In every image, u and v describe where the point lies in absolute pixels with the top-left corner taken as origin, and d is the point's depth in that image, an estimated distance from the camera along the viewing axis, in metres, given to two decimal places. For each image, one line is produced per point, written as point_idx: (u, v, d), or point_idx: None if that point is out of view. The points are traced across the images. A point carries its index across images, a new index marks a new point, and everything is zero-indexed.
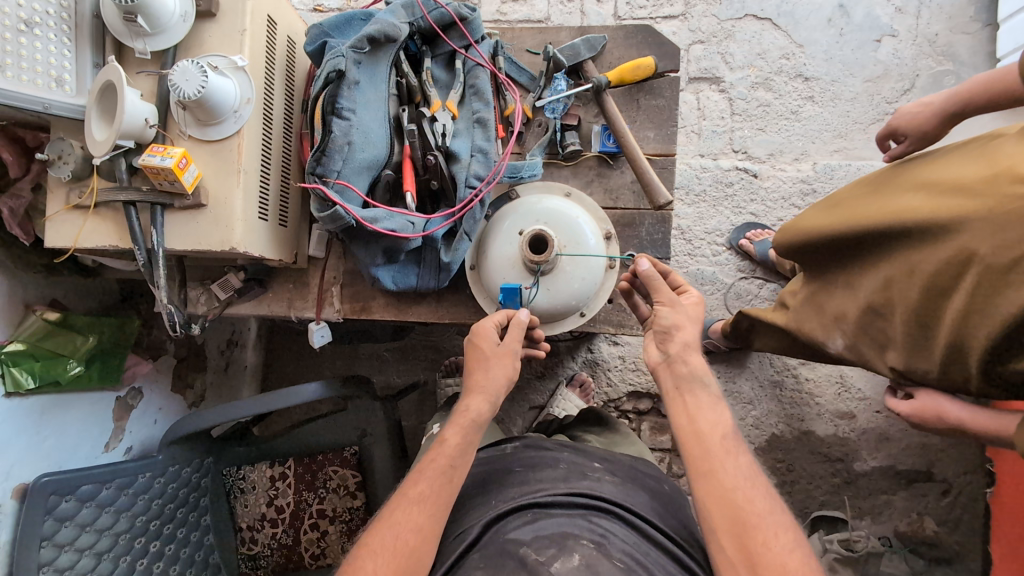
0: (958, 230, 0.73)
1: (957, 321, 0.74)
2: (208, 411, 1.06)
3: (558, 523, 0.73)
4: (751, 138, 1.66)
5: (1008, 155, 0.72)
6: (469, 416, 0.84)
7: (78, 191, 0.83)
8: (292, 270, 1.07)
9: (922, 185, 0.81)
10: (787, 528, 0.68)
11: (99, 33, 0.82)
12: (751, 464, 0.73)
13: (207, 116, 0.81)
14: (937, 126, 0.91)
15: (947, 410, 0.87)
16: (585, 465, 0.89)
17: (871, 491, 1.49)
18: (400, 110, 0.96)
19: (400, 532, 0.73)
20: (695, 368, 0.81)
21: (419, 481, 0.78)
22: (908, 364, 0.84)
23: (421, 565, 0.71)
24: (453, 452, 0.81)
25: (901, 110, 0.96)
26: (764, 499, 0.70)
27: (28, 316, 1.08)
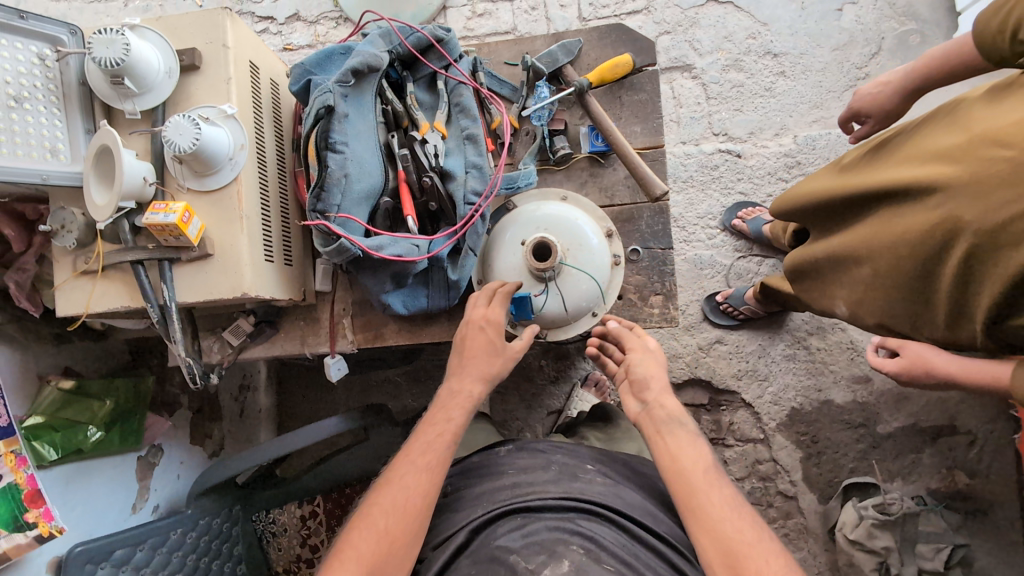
0: (939, 195, 0.74)
1: (955, 287, 0.75)
2: (232, 459, 1.05)
3: (547, 528, 0.76)
4: (730, 119, 1.68)
5: (982, 120, 0.73)
6: (460, 415, 0.88)
7: (84, 257, 0.83)
8: (301, 308, 1.07)
9: (911, 151, 0.82)
10: (778, 556, 0.71)
11: (88, 100, 0.83)
12: (729, 488, 0.78)
13: (203, 167, 0.82)
14: (896, 103, 0.93)
15: (932, 360, 1.03)
16: (578, 466, 0.90)
17: (899, 452, 1.49)
18: (389, 137, 0.97)
19: (407, 494, 0.79)
20: (670, 412, 0.85)
21: (404, 492, 0.80)
22: (914, 328, 0.84)
23: (417, 527, 0.78)
24: (458, 429, 0.87)
25: (861, 92, 0.98)
26: (749, 522, 0.74)
27: (43, 388, 1.08)
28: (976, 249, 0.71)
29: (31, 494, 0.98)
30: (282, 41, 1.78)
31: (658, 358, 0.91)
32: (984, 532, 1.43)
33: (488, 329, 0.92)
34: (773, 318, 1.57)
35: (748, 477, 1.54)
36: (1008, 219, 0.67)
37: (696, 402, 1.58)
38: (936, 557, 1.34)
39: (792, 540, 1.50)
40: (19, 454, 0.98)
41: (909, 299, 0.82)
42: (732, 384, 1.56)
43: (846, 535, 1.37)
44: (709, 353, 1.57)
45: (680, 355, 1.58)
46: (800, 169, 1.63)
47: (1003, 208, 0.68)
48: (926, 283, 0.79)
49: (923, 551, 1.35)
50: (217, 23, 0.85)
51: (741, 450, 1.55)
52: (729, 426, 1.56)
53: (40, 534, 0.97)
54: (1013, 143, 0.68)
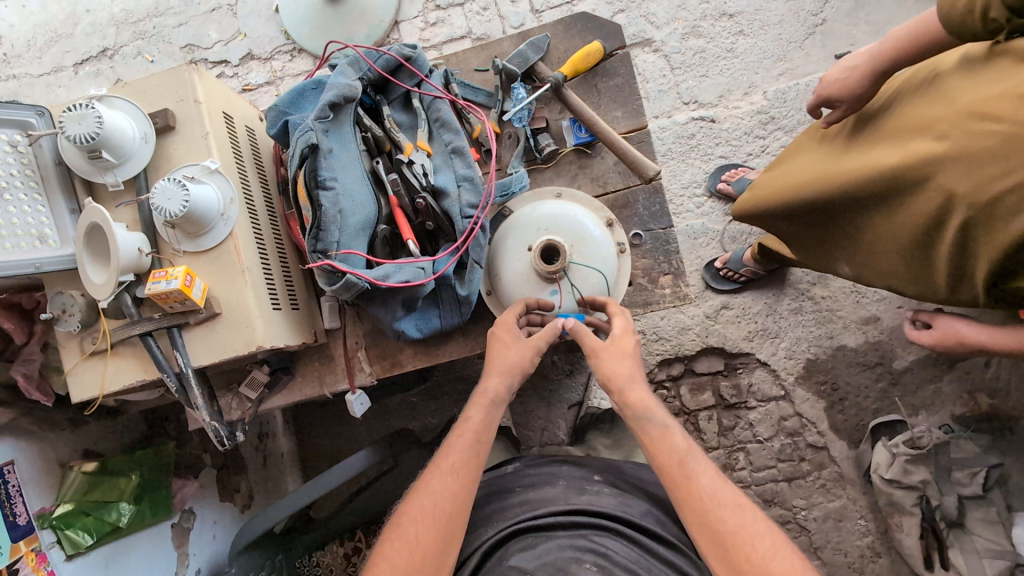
0: (932, 173, 0.74)
1: (955, 257, 0.77)
2: (264, 511, 1.02)
3: (559, 546, 0.75)
4: (698, 86, 1.68)
5: (965, 93, 0.73)
6: (471, 427, 0.85)
7: (91, 337, 0.81)
8: (314, 349, 1.06)
9: (896, 125, 0.81)
10: (765, 534, 0.72)
11: (67, 179, 0.81)
12: (713, 475, 0.78)
13: (196, 227, 0.80)
14: (867, 87, 0.86)
15: (964, 332, 0.95)
16: (584, 478, 0.90)
17: (919, 385, 1.50)
18: (374, 163, 0.96)
19: (436, 496, 0.78)
20: (636, 407, 0.85)
21: (418, 523, 0.76)
22: (920, 290, 0.87)
23: (452, 532, 0.76)
24: (479, 426, 0.86)
25: (826, 77, 0.91)
26: (736, 509, 0.75)
27: (66, 475, 1.06)
28: (974, 221, 0.72)
29: None
30: (240, 83, 1.77)
31: (620, 346, 0.90)
32: (1015, 449, 1.44)
33: (502, 328, 0.92)
34: (774, 275, 1.57)
35: (776, 435, 1.55)
36: (1004, 191, 0.68)
37: (712, 370, 1.58)
38: (974, 482, 1.33)
39: (828, 490, 1.51)
40: (39, 552, 0.95)
41: (914, 264, 0.84)
42: (745, 346, 1.57)
43: (883, 475, 1.38)
44: (718, 320, 1.58)
45: (689, 327, 1.59)
46: (775, 124, 1.64)
47: (1000, 180, 0.68)
48: (928, 250, 0.81)
49: (959, 478, 1.34)
50: (184, 79, 0.83)
51: (764, 409, 1.56)
52: (749, 388, 1.57)
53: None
54: (1004, 116, 0.67)
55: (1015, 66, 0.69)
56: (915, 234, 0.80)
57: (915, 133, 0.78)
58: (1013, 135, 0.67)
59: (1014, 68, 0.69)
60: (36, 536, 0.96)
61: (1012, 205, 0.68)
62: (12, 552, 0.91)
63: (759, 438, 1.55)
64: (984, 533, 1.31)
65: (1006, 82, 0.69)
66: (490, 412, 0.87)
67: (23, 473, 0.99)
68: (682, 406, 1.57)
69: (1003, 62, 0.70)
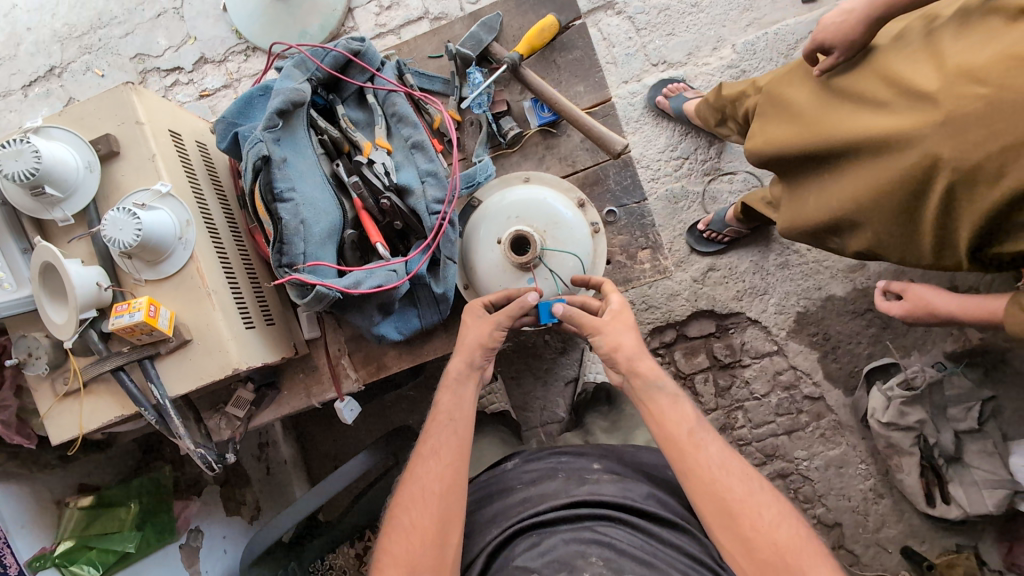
0: (920, 136, 0.76)
1: (939, 221, 0.80)
2: (272, 522, 1.03)
3: (563, 541, 0.75)
4: (665, 46, 1.65)
5: (957, 54, 0.74)
6: (442, 411, 0.87)
7: (62, 377, 0.80)
8: (297, 361, 1.04)
9: (879, 88, 0.82)
10: (770, 503, 0.74)
11: (14, 219, 0.79)
12: (720, 446, 0.79)
13: (154, 254, 0.78)
14: (863, 33, 0.83)
15: (935, 302, 1.05)
16: (583, 468, 0.90)
17: (909, 326, 1.51)
18: (334, 167, 0.93)
19: (427, 484, 0.80)
20: (646, 376, 0.84)
21: (410, 512, 0.78)
22: (902, 254, 0.90)
23: (450, 515, 0.78)
24: (450, 407, 0.87)
25: (824, 22, 0.88)
26: (744, 478, 0.76)
27: (63, 512, 1.07)
28: (958, 185, 0.75)
29: None
30: (196, 89, 1.70)
31: (621, 320, 0.88)
32: (1008, 380, 1.45)
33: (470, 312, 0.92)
34: (758, 233, 1.56)
35: (772, 390, 1.55)
36: (987, 156, 0.71)
37: (705, 333, 1.58)
38: (968, 417, 1.35)
39: (828, 438, 1.52)
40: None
41: (897, 231, 0.87)
42: (735, 306, 1.57)
43: (879, 419, 1.39)
44: (706, 283, 1.57)
45: (678, 293, 1.58)
46: (747, 77, 1.60)
47: (983, 146, 0.71)
48: (910, 217, 0.84)
49: (954, 414, 1.36)
50: (123, 100, 0.80)
51: (759, 366, 1.56)
52: (742, 346, 1.57)
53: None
54: (989, 79, 0.69)
55: (1007, 24, 0.70)
56: (901, 201, 0.82)
57: (901, 98, 0.79)
58: (997, 98, 0.69)
59: (1006, 26, 0.70)
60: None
61: (996, 167, 0.71)
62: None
63: (756, 395, 1.56)
64: (984, 465, 1.33)
65: (999, 41, 0.70)
66: (460, 391, 0.88)
67: (6, 526, 0.96)
68: (678, 371, 1.58)
69: (994, 21, 0.71)
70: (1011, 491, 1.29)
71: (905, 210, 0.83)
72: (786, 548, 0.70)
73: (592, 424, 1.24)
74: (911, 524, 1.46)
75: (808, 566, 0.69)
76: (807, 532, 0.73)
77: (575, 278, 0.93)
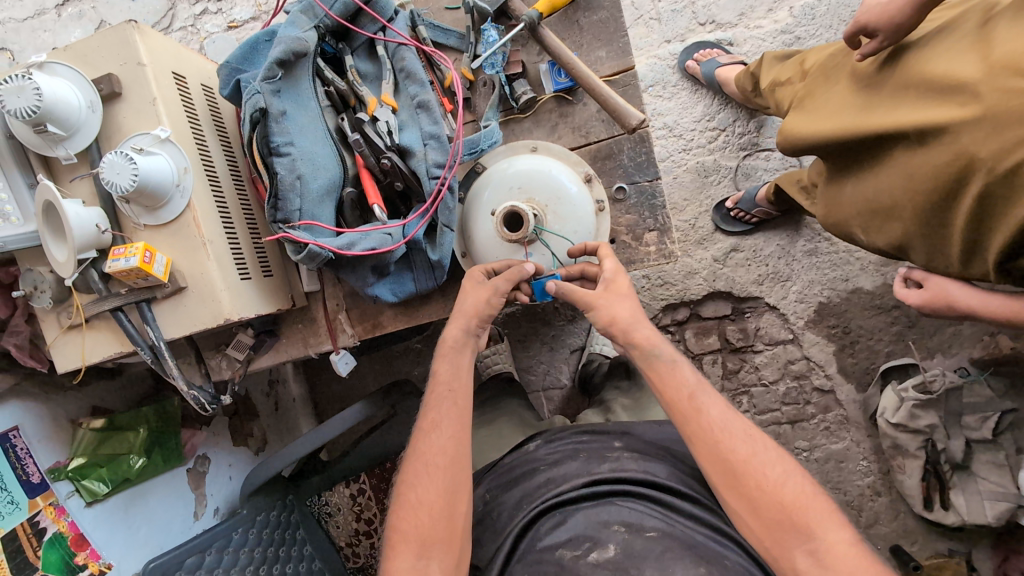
0: (956, 131, 0.71)
1: (968, 228, 0.76)
2: (271, 457, 1.10)
3: (585, 518, 0.76)
4: (715, 4, 1.53)
5: (1005, 46, 0.67)
6: (441, 380, 0.87)
7: (66, 312, 0.84)
8: (296, 311, 1.06)
9: (919, 79, 0.77)
10: (777, 461, 0.73)
11: (22, 154, 0.80)
12: (722, 409, 0.77)
13: (152, 201, 0.79)
14: (910, 15, 0.76)
15: (953, 294, 0.93)
16: (604, 446, 0.89)
17: (936, 328, 1.44)
18: (339, 121, 0.91)
19: (431, 458, 0.80)
20: (643, 344, 0.83)
21: (417, 485, 0.79)
22: (931, 261, 0.86)
23: (458, 480, 0.79)
24: (447, 378, 0.87)
25: (868, 4, 0.81)
26: (746, 439, 0.74)
27: (77, 431, 1.13)
28: (991, 191, 0.70)
29: (76, 540, 1.03)
30: (224, 20, 1.65)
31: (613, 289, 0.87)
32: None
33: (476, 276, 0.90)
34: (788, 216, 1.49)
35: (782, 378, 1.52)
36: (1021, 162, 0.66)
37: (719, 314, 1.54)
38: (983, 427, 1.28)
39: (832, 432, 1.49)
40: (58, 505, 1.03)
41: (925, 234, 0.83)
42: (754, 290, 1.51)
43: (888, 420, 1.35)
44: (726, 264, 1.52)
45: (697, 271, 1.53)
46: (800, 45, 1.48)
47: (1016, 151, 0.66)
48: (940, 226, 0.80)
49: (969, 422, 1.29)
50: (126, 40, 0.79)
51: (771, 353, 1.52)
52: (756, 331, 1.53)
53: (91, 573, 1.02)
54: None
55: None
56: (932, 201, 0.78)
57: (940, 91, 0.74)
58: None
59: None
60: (52, 491, 1.04)
61: None
62: (31, 506, 1.00)
63: (764, 381, 1.53)
64: (990, 476, 1.28)
65: None
66: (456, 360, 0.88)
67: (29, 438, 1.04)
68: (687, 349, 1.55)
69: None
70: (1013, 505, 1.25)
71: (935, 212, 0.79)
72: (793, 505, 0.69)
73: (614, 402, 1.16)
74: (905, 524, 1.44)
75: (817, 523, 0.68)
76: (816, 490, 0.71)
77: (574, 248, 0.90)
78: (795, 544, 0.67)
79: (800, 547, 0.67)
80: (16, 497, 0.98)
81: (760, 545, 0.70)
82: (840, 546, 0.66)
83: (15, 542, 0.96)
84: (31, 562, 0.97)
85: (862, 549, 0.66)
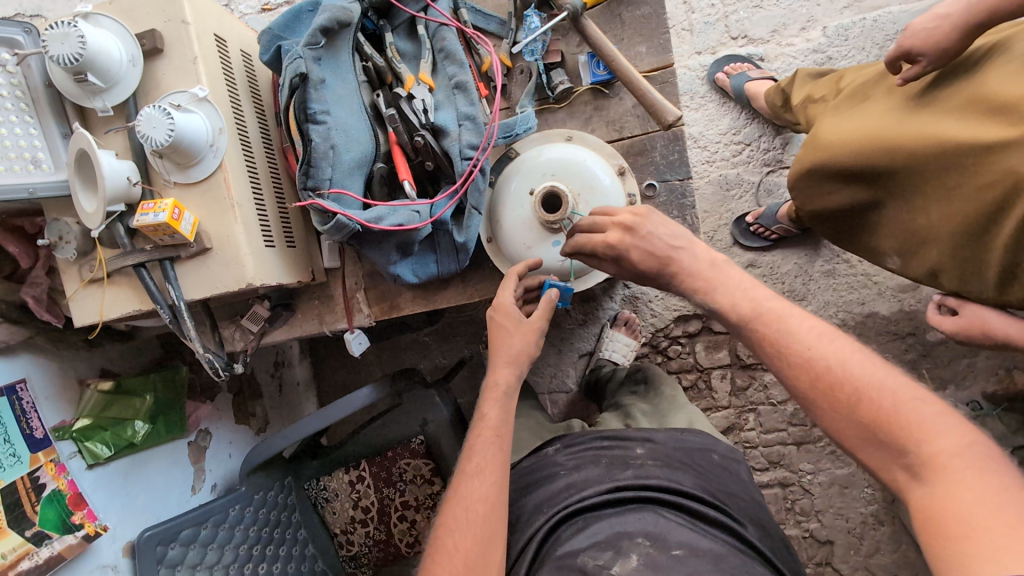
0: (1004, 152, 0.71)
1: (1009, 249, 0.75)
2: (273, 437, 1.07)
3: (609, 524, 0.73)
4: (749, 19, 1.53)
5: None
6: (489, 426, 0.84)
7: (88, 265, 0.84)
8: (314, 287, 1.05)
9: (970, 102, 0.76)
10: (858, 371, 0.60)
11: (58, 102, 0.80)
12: (784, 335, 0.66)
13: (184, 158, 0.78)
14: (957, 39, 0.77)
15: (991, 323, 0.92)
16: (626, 452, 0.87)
17: (951, 358, 1.40)
18: (375, 97, 0.91)
19: (472, 505, 0.76)
20: None
21: (455, 532, 0.74)
22: (963, 286, 0.87)
23: (497, 533, 0.74)
24: (496, 423, 0.85)
25: (912, 26, 0.81)
26: (815, 354, 0.63)
27: (84, 392, 1.11)
28: None
29: (73, 498, 1.01)
30: (259, 2, 1.65)
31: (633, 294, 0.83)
32: None
33: (498, 317, 0.90)
34: (808, 235, 1.47)
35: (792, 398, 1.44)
36: None
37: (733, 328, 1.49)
38: None
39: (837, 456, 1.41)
40: (58, 462, 1.01)
41: (958, 260, 0.84)
42: None
43: None
44: (741, 279, 1.50)
45: None
46: (831, 64, 1.47)
47: None
48: (978, 249, 0.80)
49: None
50: None
51: None
52: None
53: (88, 533, 1.00)
54: None
55: None
56: (967, 222, 0.78)
57: (991, 112, 0.73)
58: None
59: None
60: (56, 449, 1.02)
61: None
62: (31, 462, 0.97)
63: (774, 400, 1.45)
64: None
65: None
66: None
67: (34, 392, 1.02)
68: (695, 363, 1.49)
69: None
70: None
71: (974, 237, 0.79)
72: (879, 421, 0.58)
73: (633, 407, 1.12)
74: (906, 556, 1.38)
75: (915, 434, 0.56)
76: (911, 392, 0.58)
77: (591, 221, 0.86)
78: (890, 458, 0.57)
79: (895, 463, 0.57)
80: (19, 450, 0.95)
81: (870, 470, 0.60)
82: (945, 457, 0.54)
83: (15, 495, 0.92)
84: (30, 517, 0.93)
85: (978, 458, 0.53)
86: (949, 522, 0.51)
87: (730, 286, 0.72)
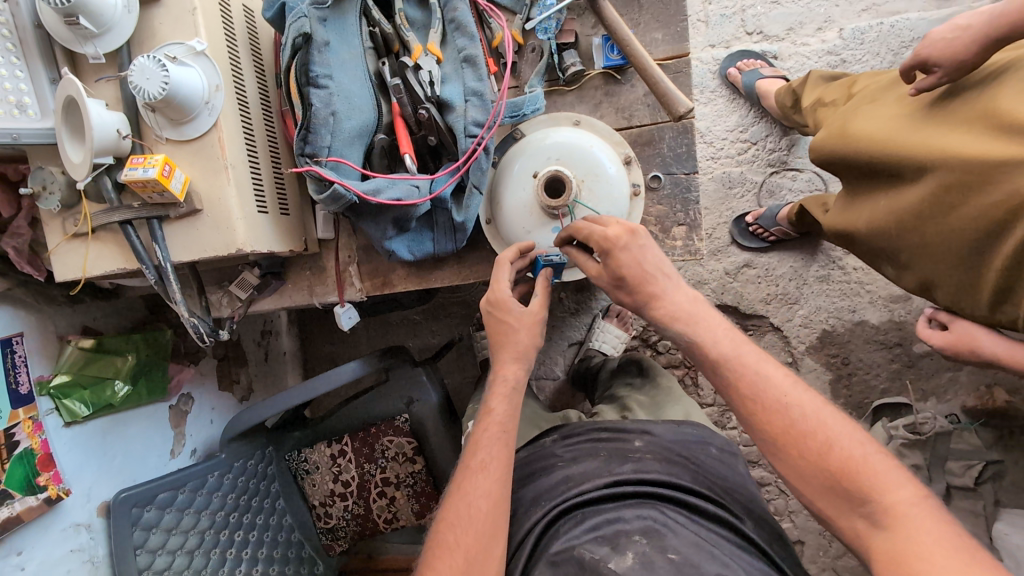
0: (1008, 173, 0.69)
1: (1006, 269, 0.75)
2: (256, 406, 1.06)
3: (607, 520, 0.73)
4: (765, 15, 1.50)
5: None
6: (495, 420, 0.83)
7: (72, 219, 0.81)
8: (306, 258, 1.03)
9: (981, 116, 0.74)
10: (820, 424, 0.64)
11: (47, 46, 0.76)
12: (753, 376, 0.69)
13: (178, 114, 0.75)
14: (976, 53, 0.75)
15: (981, 341, 0.91)
16: (624, 445, 0.86)
17: (935, 371, 1.41)
18: (380, 64, 0.88)
19: (473, 501, 0.75)
20: None
21: (455, 528, 0.73)
22: (957, 303, 0.86)
23: (497, 529, 0.73)
24: (502, 419, 0.83)
25: (932, 36, 0.79)
26: (790, 402, 0.66)
27: (64, 348, 1.08)
28: None
29: (43, 459, 0.98)
30: None
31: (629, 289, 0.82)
32: None
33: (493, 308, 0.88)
34: (807, 239, 1.46)
35: None
36: None
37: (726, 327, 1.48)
38: (966, 474, 1.26)
39: None
40: (36, 420, 0.99)
41: (952, 279, 0.83)
42: (761, 308, 1.49)
43: None
44: (738, 279, 1.50)
45: (706, 281, 1.52)
46: (844, 67, 1.45)
47: None
48: (977, 267, 0.79)
49: (952, 467, 1.27)
50: None
51: None
52: None
53: (50, 496, 0.97)
54: None
55: None
56: (970, 239, 0.77)
57: (1001, 130, 0.71)
58: None
59: None
60: (34, 405, 0.99)
61: None
62: (10, 418, 0.94)
63: None
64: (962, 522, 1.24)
65: None
66: None
67: (29, 346, 1.02)
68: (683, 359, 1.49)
69: None
70: None
71: (973, 255, 0.78)
72: (842, 473, 0.61)
73: (631, 399, 1.11)
74: None
75: (877, 487, 0.59)
76: (873, 449, 0.63)
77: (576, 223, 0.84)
78: (850, 509, 0.61)
79: (857, 515, 0.60)
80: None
81: (832, 520, 0.64)
82: (903, 507, 0.58)
83: None
84: None
85: (928, 507, 0.58)
86: (913, 564, 0.55)
87: (711, 324, 0.73)
